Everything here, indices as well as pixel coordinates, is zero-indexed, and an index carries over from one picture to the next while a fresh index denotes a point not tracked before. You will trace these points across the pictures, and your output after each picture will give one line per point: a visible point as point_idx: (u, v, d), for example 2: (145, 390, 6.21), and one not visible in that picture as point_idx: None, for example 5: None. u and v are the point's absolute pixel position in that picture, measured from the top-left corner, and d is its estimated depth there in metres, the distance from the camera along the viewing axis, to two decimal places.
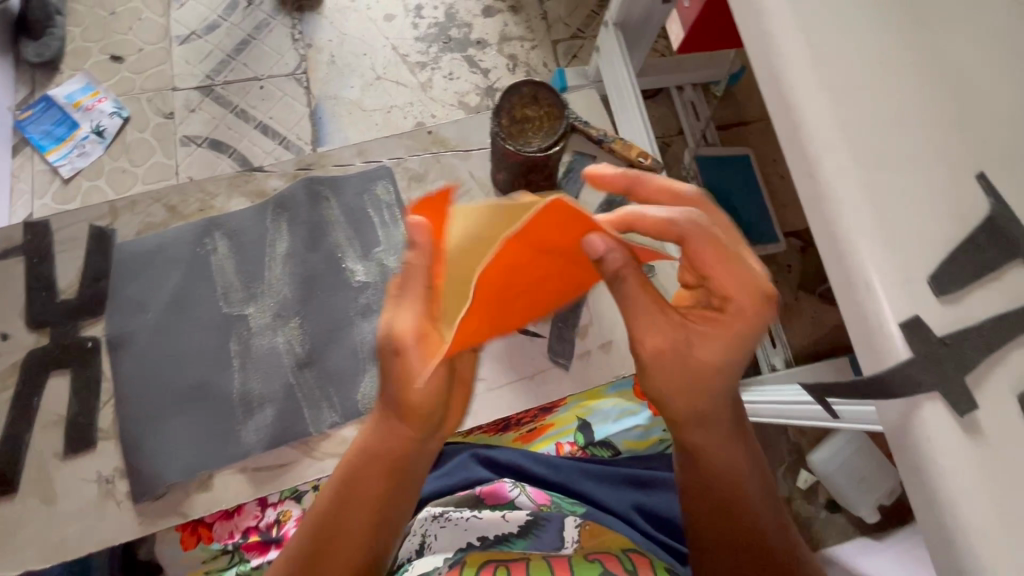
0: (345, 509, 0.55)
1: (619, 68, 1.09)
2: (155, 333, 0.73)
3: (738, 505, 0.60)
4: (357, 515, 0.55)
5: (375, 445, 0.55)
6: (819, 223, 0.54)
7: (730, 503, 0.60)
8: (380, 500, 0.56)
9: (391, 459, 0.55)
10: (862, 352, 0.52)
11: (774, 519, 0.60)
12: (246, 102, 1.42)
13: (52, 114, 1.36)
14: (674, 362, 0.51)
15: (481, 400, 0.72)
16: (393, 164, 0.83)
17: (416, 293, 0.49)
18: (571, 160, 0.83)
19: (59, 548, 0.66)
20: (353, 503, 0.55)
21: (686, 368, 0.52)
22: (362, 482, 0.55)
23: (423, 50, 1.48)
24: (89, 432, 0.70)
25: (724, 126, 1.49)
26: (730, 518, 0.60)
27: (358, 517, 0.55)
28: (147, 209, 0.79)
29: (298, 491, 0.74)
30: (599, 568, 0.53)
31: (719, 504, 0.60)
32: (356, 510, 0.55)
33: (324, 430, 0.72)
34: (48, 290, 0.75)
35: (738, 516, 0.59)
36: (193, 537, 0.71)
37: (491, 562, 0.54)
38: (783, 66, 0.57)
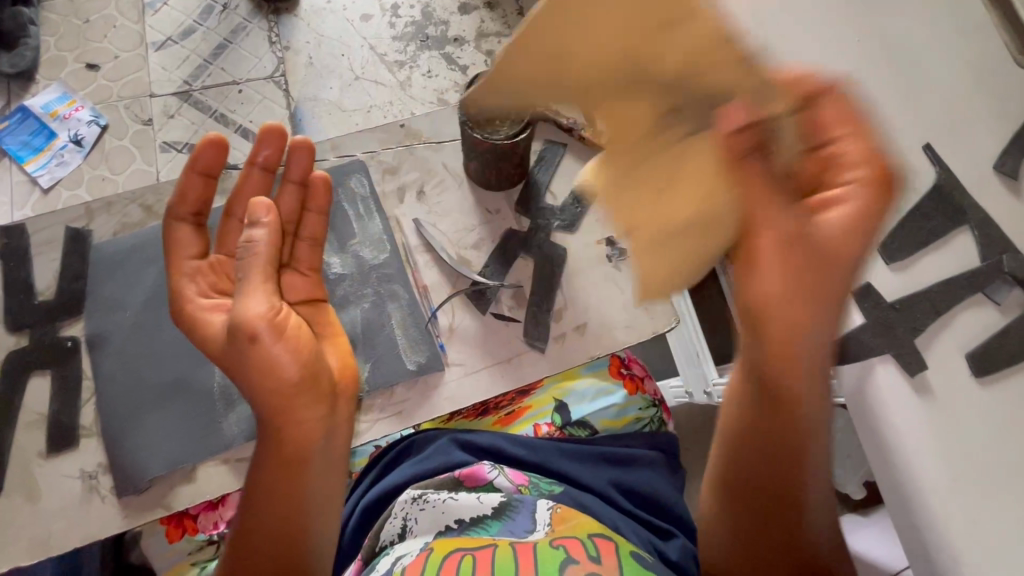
0: (253, 511, 0.53)
1: None
2: (136, 331, 0.68)
3: (801, 463, 0.48)
4: (268, 515, 0.52)
5: (266, 445, 0.55)
6: None
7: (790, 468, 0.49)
8: (287, 496, 0.53)
9: (286, 454, 0.54)
10: None
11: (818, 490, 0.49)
12: (224, 105, 1.42)
13: (28, 124, 1.35)
14: (803, 254, 0.47)
15: (456, 385, 0.69)
16: (367, 157, 0.78)
17: (259, 279, 0.57)
18: (542, 149, 0.79)
19: (45, 544, 0.61)
20: (260, 503, 0.53)
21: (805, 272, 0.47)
22: (273, 486, 0.53)
23: (401, 49, 1.49)
24: (71, 431, 0.65)
25: None
26: (780, 476, 0.49)
27: (269, 516, 0.52)
28: (123, 209, 0.74)
29: None
30: (561, 558, 0.51)
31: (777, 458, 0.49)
32: (265, 510, 0.53)
33: None
34: (27, 291, 0.70)
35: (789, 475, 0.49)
36: (178, 530, 0.71)
37: (458, 550, 0.54)
38: None
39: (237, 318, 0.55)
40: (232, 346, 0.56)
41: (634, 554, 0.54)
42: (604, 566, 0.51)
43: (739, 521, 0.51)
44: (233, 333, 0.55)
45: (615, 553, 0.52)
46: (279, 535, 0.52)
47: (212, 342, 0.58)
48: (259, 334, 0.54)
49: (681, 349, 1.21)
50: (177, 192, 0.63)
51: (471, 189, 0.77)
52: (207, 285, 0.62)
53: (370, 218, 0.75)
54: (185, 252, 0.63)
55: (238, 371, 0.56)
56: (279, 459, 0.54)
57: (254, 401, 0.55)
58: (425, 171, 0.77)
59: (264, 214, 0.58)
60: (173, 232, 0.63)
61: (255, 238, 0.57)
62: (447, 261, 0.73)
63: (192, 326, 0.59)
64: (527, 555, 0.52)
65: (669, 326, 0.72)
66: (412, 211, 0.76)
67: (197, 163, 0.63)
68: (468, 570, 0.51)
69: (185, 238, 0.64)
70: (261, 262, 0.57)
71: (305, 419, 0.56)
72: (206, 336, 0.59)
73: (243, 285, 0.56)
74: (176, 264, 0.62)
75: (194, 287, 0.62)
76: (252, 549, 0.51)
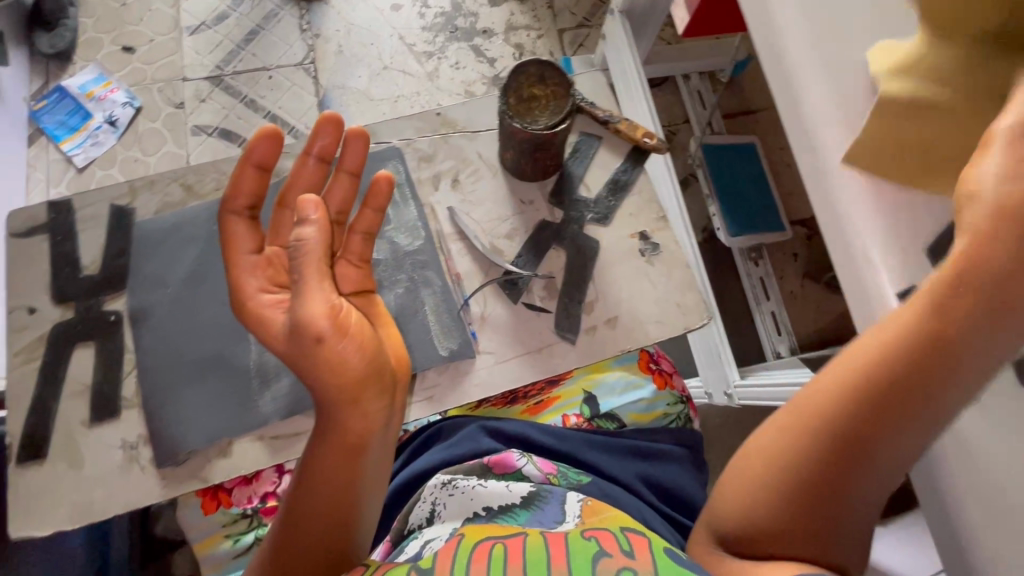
0: (301, 495, 0.57)
1: (625, 56, 1.11)
2: (176, 308, 0.70)
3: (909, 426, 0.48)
4: (315, 502, 0.56)
5: (323, 439, 0.58)
6: (818, 196, 0.56)
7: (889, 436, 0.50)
8: (337, 486, 0.57)
9: (342, 451, 0.58)
10: (861, 322, 0.54)
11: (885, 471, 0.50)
12: (254, 91, 1.44)
13: (65, 104, 1.38)
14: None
15: (486, 373, 0.70)
16: (402, 144, 0.78)
17: (316, 280, 0.57)
18: (577, 141, 0.79)
19: (87, 510, 0.64)
20: (310, 490, 0.57)
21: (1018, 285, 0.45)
22: (323, 478, 0.57)
23: (430, 40, 1.49)
24: (113, 401, 0.67)
25: (728, 114, 1.50)
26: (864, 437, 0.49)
27: (316, 503, 0.57)
28: (165, 188, 0.75)
29: None
30: (593, 550, 0.47)
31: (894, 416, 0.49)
32: (313, 497, 0.57)
33: None
34: (72, 265, 0.71)
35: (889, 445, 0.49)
36: (213, 502, 0.73)
37: (488, 537, 0.50)
38: (784, 45, 0.58)
39: (305, 317, 0.56)
40: (299, 343, 0.57)
41: (669, 550, 0.49)
42: (638, 562, 0.47)
43: (824, 448, 0.50)
44: (298, 332, 0.56)
45: (649, 549, 0.48)
46: (323, 523, 0.56)
47: (275, 336, 0.59)
48: (324, 335, 0.56)
49: (701, 349, 1.21)
50: (232, 185, 0.63)
51: (505, 179, 0.77)
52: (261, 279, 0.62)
53: (404, 204, 0.75)
54: (239, 246, 0.63)
55: (302, 365, 0.58)
56: (333, 454, 0.57)
57: (320, 394, 0.57)
58: (460, 160, 0.78)
59: (314, 210, 0.57)
60: (226, 224, 0.63)
61: (306, 234, 0.56)
62: (480, 250, 0.73)
63: (252, 319, 0.60)
64: (561, 547, 0.48)
65: (701, 323, 0.72)
66: (445, 199, 0.76)
67: (252, 157, 0.62)
68: (502, 558, 0.47)
69: (238, 233, 0.63)
70: (316, 260, 0.57)
71: (363, 421, 0.58)
72: (270, 330, 0.59)
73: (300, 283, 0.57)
74: (232, 259, 0.62)
75: (252, 280, 0.62)
76: (299, 531, 0.56)
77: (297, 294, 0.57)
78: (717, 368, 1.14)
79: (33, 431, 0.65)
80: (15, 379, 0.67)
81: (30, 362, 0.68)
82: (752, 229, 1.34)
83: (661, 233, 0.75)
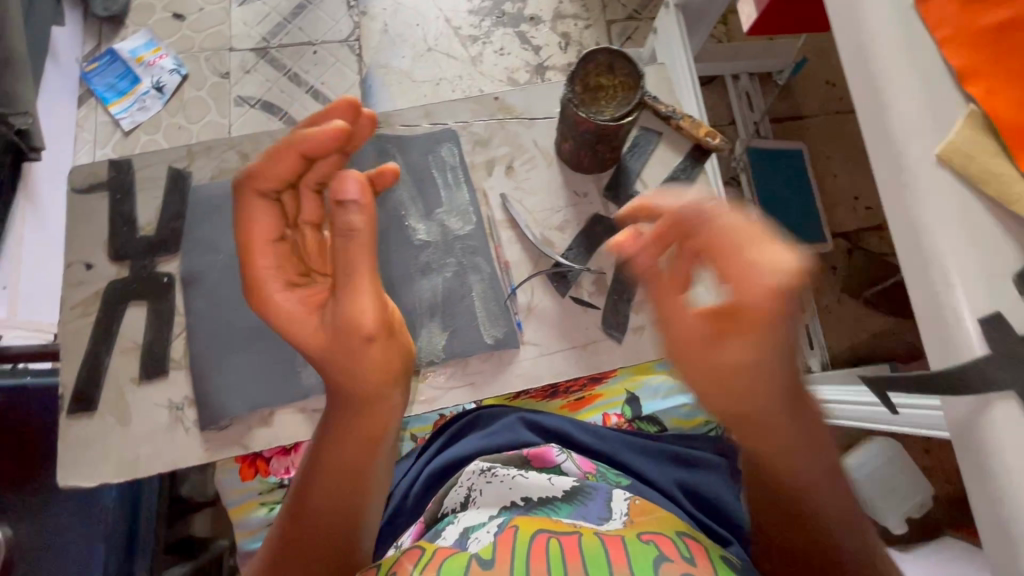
0: (312, 482, 0.58)
1: (677, 52, 1.08)
2: (227, 275, 0.70)
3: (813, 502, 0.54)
4: (325, 489, 0.58)
5: (336, 429, 0.59)
6: (898, 211, 0.54)
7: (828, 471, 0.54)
8: (349, 475, 0.59)
9: (357, 442, 0.59)
10: (933, 346, 0.51)
11: (834, 487, 0.54)
12: (298, 65, 1.44)
13: (115, 67, 1.40)
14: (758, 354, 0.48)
15: (530, 365, 0.69)
16: (458, 127, 0.77)
17: (365, 280, 0.56)
18: (638, 135, 0.77)
19: (132, 466, 0.65)
20: (320, 488, 0.58)
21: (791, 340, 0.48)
22: (333, 475, 0.58)
23: (476, 24, 1.47)
24: (162, 361, 0.68)
25: (778, 118, 1.44)
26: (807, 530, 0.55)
27: (327, 491, 0.58)
28: (222, 154, 0.75)
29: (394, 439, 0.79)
30: (655, 552, 0.48)
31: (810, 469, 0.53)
32: (324, 484, 0.58)
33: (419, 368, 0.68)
34: (128, 225, 0.72)
35: (823, 503, 0.54)
36: (251, 469, 0.75)
37: (542, 531, 0.50)
38: (874, 51, 0.56)
39: (350, 316, 0.56)
40: (330, 339, 0.57)
41: (725, 558, 0.51)
42: (698, 568, 0.48)
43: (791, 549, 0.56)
44: (339, 330, 0.57)
45: (707, 557, 0.50)
46: (332, 511, 0.58)
47: (309, 332, 0.57)
48: (374, 334, 0.56)
49: None
50: (259, 173, 0.57)
51: (561, 170, 0.75)
52: (283, 267, 0.59)
53: (457, 188, 0.74)
54: (262, 235, 0.58)
55: (326, 358, 0.58)
56: (348, 444, 0.59)
57: (355, 388, 0.58)
58: (516, 147, 0.76)
59: (354, 188, 0.54)
60: (248, 205, 0.58)
61: (352, 223, 0.55)
62: (531, 240, 0.72)
63: (281, 313, 0.58)
64: (619, 548, 0.49)
65: None
66: (499, 185, 0.75)
67: (294, 147, 0.56)
68: (560, 553, 0.48)
69: (264, 220, 0.58)
70: (361, 253, 0.56)
71: (377, 414, 0.60)
72: (301, 327, 0.57)
73: (345, 283, 0.56)
74: (256, 249, 0.58)
75: (274, 272, 0.59)
76: (308, 516, 0.58)
77: (345, 292, 0.56)
78: None
79: (84, 385, 0.67)
80: (69, 333, 0.69)
81: (83, 317, 0.69)
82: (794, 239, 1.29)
83: (715, 236, 0.74)
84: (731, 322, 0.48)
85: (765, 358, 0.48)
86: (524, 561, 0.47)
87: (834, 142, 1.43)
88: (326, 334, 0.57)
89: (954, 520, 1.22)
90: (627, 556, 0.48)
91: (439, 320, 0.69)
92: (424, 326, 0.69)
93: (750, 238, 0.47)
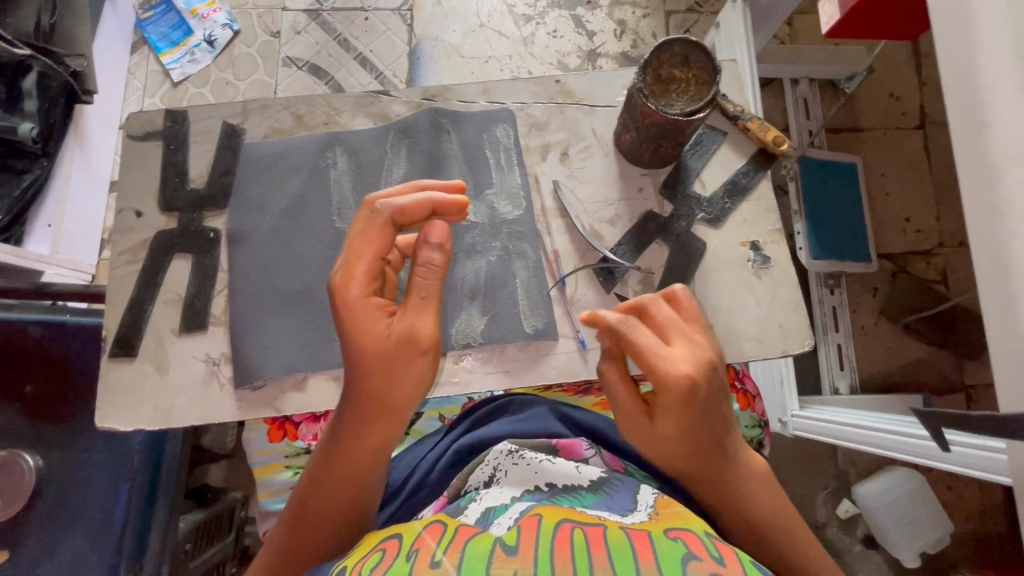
0: (318, 490, 0.58)
1: (740, 50, 1.03)
2: (272, 237, 0.70)
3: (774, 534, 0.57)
4: (337, 492, 0.58)
5: (347, 439, 0.58)
6: (988, 240, 0.52)
7: (761, 517, 0.58)
8: (351, 487, 0.58)
9: (367, 453, 0.58)
10: (1007, 383, 0.51)
11: (782, 517, 0.58)
12: (349, 31, 1.42)
13: (170, 18, 1.40)
14: (688, 436, 0.54)
15: (567, 359, 0.68)
16: (516, 108, 0.75)
17: (428, 306, 0.55)
18: (701, 134, 0.73)
19: (165, 415, 0.66)
20: (322, 497, 0.58)
21: (699, 420, 0.53)
22: (331, 492, 0.58)
23: (532, 3, 1.43)
24: (202, 316, 0.69)
25: (835, 129, 1.37)
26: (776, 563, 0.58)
27: (330, 499, 0.58)
28: (276, 114, 0.74)
29: (417, 416, 0.81)
30: (684, 550, 0.44)
31: (736, 515, 0.58)
32: (334, 486, 0.58)
33: (453, 350, 0.67)
34: (180, 177, 0.72)
35: (782, 532, 0.58)
36: (280, 432, 0.78)
37: (567, 520, 0.46)
38: (983, 65, 0.52)
39: (408, 331, 0.54)
40: (385, 351, 0.54)
41: (758, 565, 0.45)
42: (729, 568, 0.43)
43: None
44: (398, 347, 0.54)
45: (737, 557, 0.45)
46: (343, 510, 0.59)
47: (370, 341, 0.54)
48: (427, 352, 0.55)
49: (760, 373, 1.15)
50: (398, 200, 0.55)
51: (618, 162, 0.73)
52: (374, 284, 0.56)
53: (509, 170, 0.72)
54: (369, 250, 0.55)
55: (369, 370, 0.55)
56: (354, 461, 0.58)
57: (378, 409, 0.56)
58: (574, 134, 0.74)
59: (442, 237, 0.55)
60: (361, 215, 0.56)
61: (434, 261, 0.55)
62: (580, 230, 0.70)
63: (351, 320, 0.55)
64: (646, 543, 0.44)
65: (801, 347, 0.68)
66: (552, 171, 0.73)
67: (434, 199, 0.56)
68: (586, 544, 0.43)
69: (374, 239, 0.55)
70: (435, 286, 0.55)
71: (393, 426, 0.58)
72: (364, 336, 0.54)
73: (423, 302, 0.55)
74: (353, 255, 0.55)
75: (363, 281, 0.55)
76: (318, 512, 0.58)
77: (407, 312, 0.55)
78: (778, 393, 1.08)
79: (126, 331, 0.68)
80: (115, 278, 0.69)
81: (129, 264, 0.70)
82: (840, 257, 1.23)
83: (772, 246, 0.71)
84: (667, 411, 0.52)
85: (693, 427, 0.53)
86: (548, 547, 0.43)
87: (894, 159, 1.36)
88: (383, 345, 0.54)
89: (973, 560, 1.18)
90: (654, 551, 0.43)
91: (479, 304, 0.68)
92: (464, 308, 0.68)
93: (670, 335, 0.54)
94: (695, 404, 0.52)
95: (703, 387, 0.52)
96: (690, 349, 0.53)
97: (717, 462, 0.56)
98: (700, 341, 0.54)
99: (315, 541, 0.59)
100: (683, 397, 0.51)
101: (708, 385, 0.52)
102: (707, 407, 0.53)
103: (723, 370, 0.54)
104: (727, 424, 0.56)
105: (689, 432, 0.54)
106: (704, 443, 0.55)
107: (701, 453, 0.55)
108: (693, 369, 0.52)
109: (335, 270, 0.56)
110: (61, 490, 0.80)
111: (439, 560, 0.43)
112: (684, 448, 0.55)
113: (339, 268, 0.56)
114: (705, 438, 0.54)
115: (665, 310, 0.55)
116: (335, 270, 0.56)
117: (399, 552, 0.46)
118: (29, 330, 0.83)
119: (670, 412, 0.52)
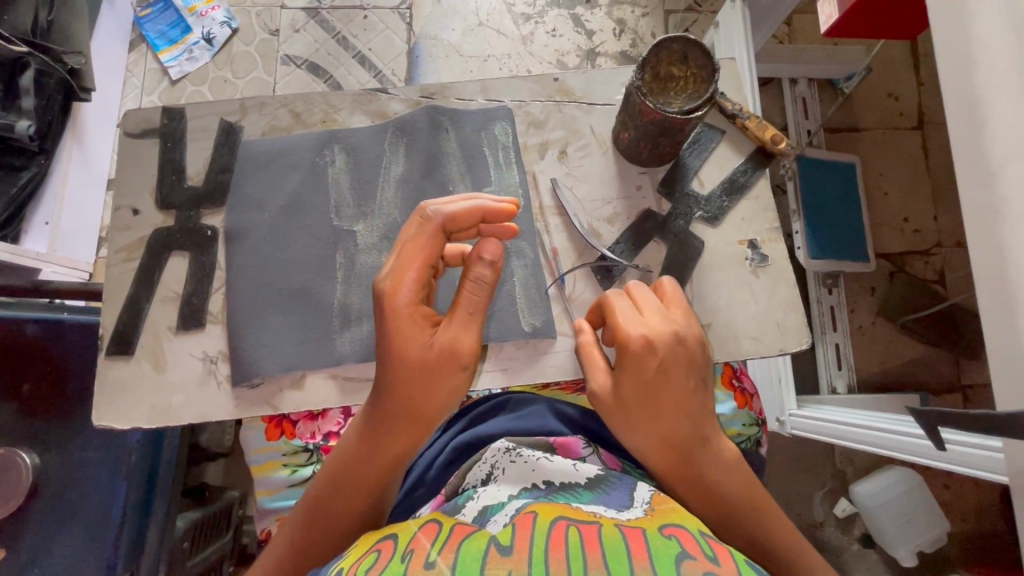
0: (328, 491, 0.59)
1: (739, 49, 1.03)
2: (270, 234, 0.70)
3: (745, 520, 0.57)
4: (348, 494, 0.59)
5: (374, 444, 0.58)
6: (984, 239, 0.52)
7: (732, 504, 0.57)
8: (363, 489, 0.59)
9: (389, 459, 0.58)
10: (1004, 382, 0.51)
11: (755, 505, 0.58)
12: (348, 29, 1.42)
13: (168, 15, 1.40)
14: (650, 407, 0.55)
15: (564, 357, 0.68)
16: (515, 106, 0.74)
17: (471, 320, 0.56)
18: (700, 132, 0.73)
19: (163, 413, 0.66)
20: (331, 497, 0.59)
21: (661, 390, 0.55)
22: (344, 494, 0.58)
23: (531, 2, 1.43)
24: (200, 314, 0.69)
25: (834, 128, 1.38)
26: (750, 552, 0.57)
27: (339, 500, 0.59)
28: (274, 111, 0.74)
29: None
30: (678, 548, 0.44)
31: (706, 501, 0.57)
32: (347, 487, 0.59)
33: None
34: (177, 174, 0.72)
35: (754, 519, 0.57)
36: (277, 430, 0.78)
37: (562, 519, 0.46)
38: (980, 64, 0.52)
39: (452, 344, 0.55)
40: (427, 361, 0.55)
41: (752, 563, 0.45)
42: (723, 567, 0.43)
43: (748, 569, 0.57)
44: (440, 358, 0.55)
45: (731, 556, 0.44)
46: (356, 513, 0.59)
47: (412, 350, 0.55)
48: (465, 365, 0.56)
49: (758, 372, 1.15)
50: (450, 207, 0.55)
51: (616, 160, 0.73)
52: (421, 293, 0.56)
53: (507, 168, 0.72)
54: (420, 257, 0.55)
55: (408, 379, 0.55)
56: (375, 467, 0.58)
57: (410, 418, 0.57)
58: (572, 132, 0.74)
59: (494, 255, 0.56)
60: (413, 220, 0.57)
61: (485, 278, 0.55)
62: (578, 228, 0.70)
63: (397, 327, 0.55)
64: (640, 541, 0.44)
65: (799, 345, 0.68)
66: (550, 169, 0.73)
67: (484, 209, 0.57)
68: (580, 542, 0.43)
69: (426, 246, 0.55)
70: (482, 302, 0.56)
71: (422, 435, 0.58)
72: (406, 344, 0.55)
73: (468, 316, 0.56)
74: (404, 259, 0.55)
75: (411, 289, 0.55)
76: (333, 513, 0.59)
77: (450, 324, 0.56)
78: (775, 393, 1.08)
79: (123, 329, 0.68)
80: (112, 275, 0.69)
81: (126, 262, 0.70)
82: (838, 256, 1.23)
83: (770, 244, 0.71)
84: (630, 377, 0.55)
85: (655, 395, 0.55)
86: (543, 546, 0.43)
87: (892, 158, 1.36)
88: (426, 355, 0.55)
89: (969, 559, 1.19)
90: (648, 549, 0.43)
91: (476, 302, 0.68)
92: None
93: (637, 310, 0.58)
94: (655, 369, 0.54)
95: (667, 359, 0.55)
96: (657, 320, 0.56)
97: (683, 444, 0.56)
98: (675, 319, 0.57)
99: (316, 540, 0.59)
100: (644, 364, 0.54)
101: (671, 353, 0.55)
102: (669, 375, 0.55)
103: (692, 346, 0.56)
104: (694, 403, 0.56)
105: (651, 402, 0.55)
106: (667, 417, 0.55)
107: (664, 429, 0.56)
108: (659, 338, 0.55)
109: (384, 275, 0.56)
110: (58, 489, 0.80)
111: (434, 561, 0.43)
112: (647, 423, 0.55)
113: (389, 272, 0.56)
114: (668, 411, 0.55)
115: (643, 292, 0.59)
116: (385, 274, 0.56)
117: (395, 552, 0.46)
118: (26, 328, 0.82)
119: (635, 380, 0.55)
